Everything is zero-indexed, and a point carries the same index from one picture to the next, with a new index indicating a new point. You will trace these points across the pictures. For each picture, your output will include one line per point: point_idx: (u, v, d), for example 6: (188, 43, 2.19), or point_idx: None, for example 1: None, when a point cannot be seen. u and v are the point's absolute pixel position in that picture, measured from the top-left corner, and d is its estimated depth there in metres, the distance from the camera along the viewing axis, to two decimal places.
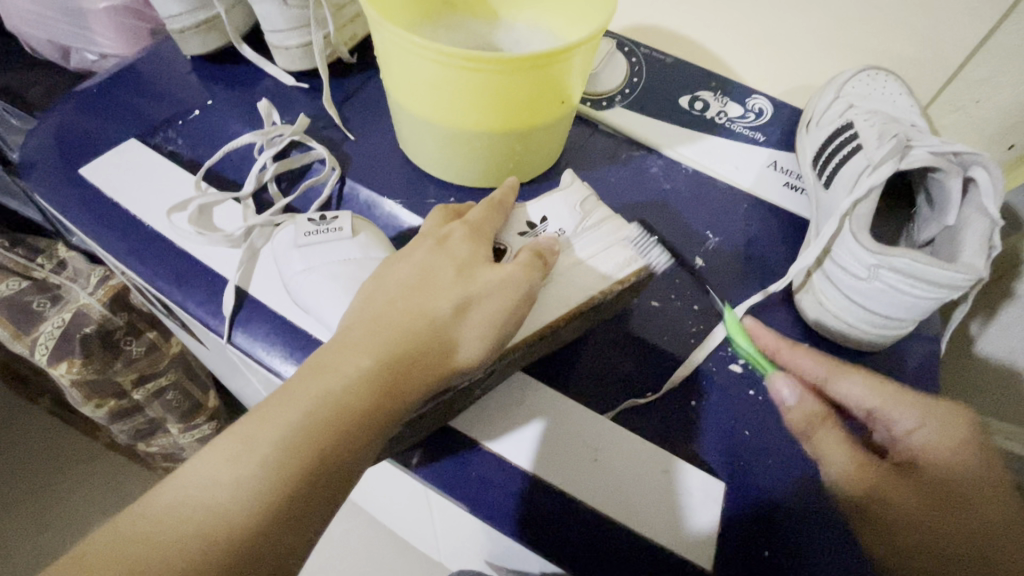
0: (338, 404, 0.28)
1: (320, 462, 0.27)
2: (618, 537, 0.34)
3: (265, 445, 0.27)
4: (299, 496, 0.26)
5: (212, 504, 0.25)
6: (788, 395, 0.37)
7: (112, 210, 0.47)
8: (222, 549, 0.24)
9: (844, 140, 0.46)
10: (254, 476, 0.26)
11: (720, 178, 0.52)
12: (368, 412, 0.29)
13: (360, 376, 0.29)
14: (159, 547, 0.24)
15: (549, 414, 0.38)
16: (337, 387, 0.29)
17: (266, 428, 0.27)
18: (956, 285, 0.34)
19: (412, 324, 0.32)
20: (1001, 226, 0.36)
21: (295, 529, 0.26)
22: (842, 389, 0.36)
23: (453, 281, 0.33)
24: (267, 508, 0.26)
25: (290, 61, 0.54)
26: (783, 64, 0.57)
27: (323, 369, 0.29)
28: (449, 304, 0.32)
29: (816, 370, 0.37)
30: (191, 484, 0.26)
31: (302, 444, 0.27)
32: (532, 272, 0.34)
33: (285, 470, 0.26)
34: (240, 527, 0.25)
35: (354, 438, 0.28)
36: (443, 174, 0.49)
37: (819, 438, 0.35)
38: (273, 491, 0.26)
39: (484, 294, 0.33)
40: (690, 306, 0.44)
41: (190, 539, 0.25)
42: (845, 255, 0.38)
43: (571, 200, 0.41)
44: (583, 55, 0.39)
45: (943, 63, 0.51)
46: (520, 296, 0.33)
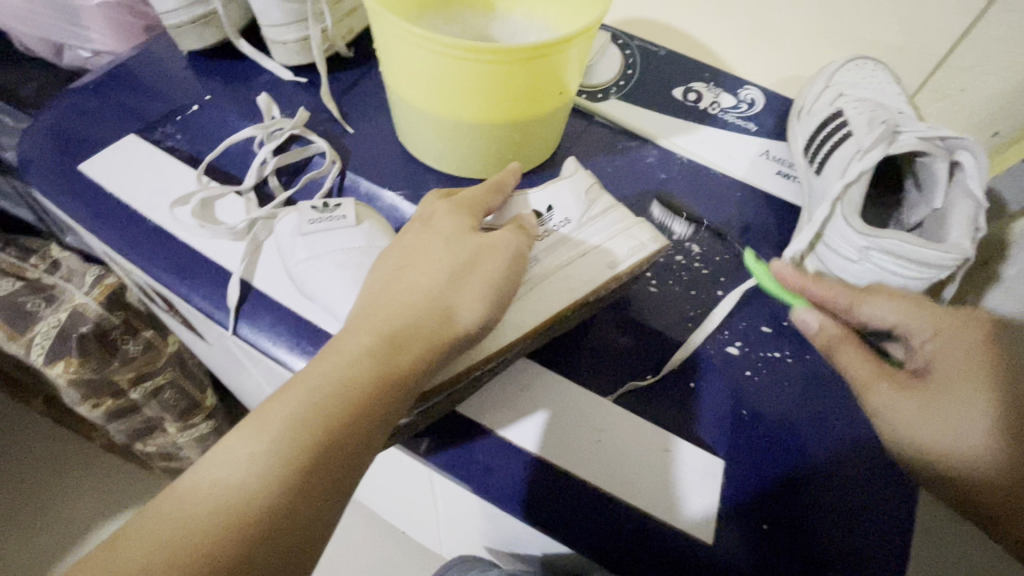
0: (344, 379, 0.29)
1: (334, 436, 0.28)
2: (623, 515, 0.35)
3: (277, 425, 0.27)
4: (317, 473, 0.27)
5: (232, 485, 0.26)
6: (815, 320, 0.38)
7: (113, 206, 0.47)
8: (245, 526, 0.25)
9: (835, 127, 0.47)
10: (271, 454, 0.26)
11: (714, 167, 0.53)
12: (378, 388, 0.29)
13: (367, 354, 0.30)
14: (175, 525, 0.25)
15: (553, 400, 0.39)
16: (342, 364, 0.30)
17: (280, 406, 0.28)
18: (944, 264, 0.35)
19: (411, 302, 0.32)
20: (985, 208, 0.37)
21: (315, 506, 0.27)
22: (871, 309, 0.37)
23: (446, 255, 0.34)
24: (285, 485, 0.26)
25: (287, 56, 0.55)
26: (774, 55, 0.58)
27: (328, 351, 0.30)
28: (449, 280, 0.33)
29: (840, 297, 0.38)
30: (209, 468, 0.27)
31: (316, 421, 0.28)
32: (520, 239, 0.36)
33: (299, 445, 0.27)
34: (261, 505, 0.25)
35: (371, 413, 0.29)
36: (444, 165, 0.50)
37: (844, 352, 0.37)
38: (290, 467, 0.26)
39: (483, 270, 0.34)
40: (687, 291, 0.45)
41: (213, 520, 0.25)
42: (837, 238, 0.39)
43: (578, 189, 0.41)
44: (581, 47, 0.40)
45: (929, 52, 0.52)
46: (510, 263, 0.35)
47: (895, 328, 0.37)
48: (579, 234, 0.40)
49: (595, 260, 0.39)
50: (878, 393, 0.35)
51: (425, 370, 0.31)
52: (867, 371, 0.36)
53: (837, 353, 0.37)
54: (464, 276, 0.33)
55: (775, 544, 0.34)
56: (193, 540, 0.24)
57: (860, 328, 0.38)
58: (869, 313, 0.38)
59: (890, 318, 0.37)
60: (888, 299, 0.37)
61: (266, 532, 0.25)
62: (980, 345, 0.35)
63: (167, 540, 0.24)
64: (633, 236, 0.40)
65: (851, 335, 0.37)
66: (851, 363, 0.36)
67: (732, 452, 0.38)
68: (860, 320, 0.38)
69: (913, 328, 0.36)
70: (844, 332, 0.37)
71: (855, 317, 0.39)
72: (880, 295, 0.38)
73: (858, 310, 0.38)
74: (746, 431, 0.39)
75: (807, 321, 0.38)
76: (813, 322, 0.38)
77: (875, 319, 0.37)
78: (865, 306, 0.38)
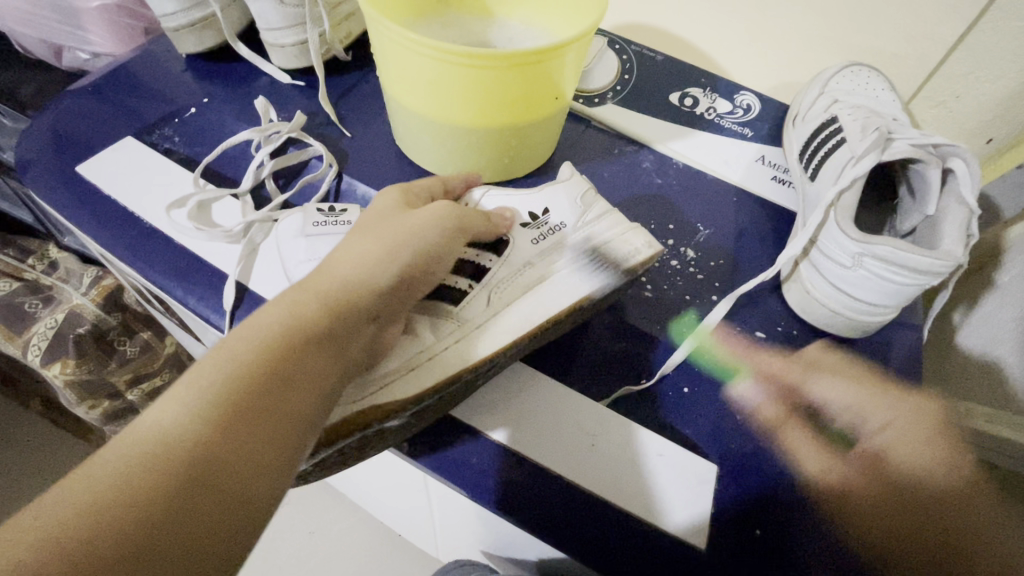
0: (286, 335, 0.28)
1: (279, 390, 0.26)
2: (617, 520, 0.35)
3: (215, 383, 0.25)
4: (270, 430, 0.25)
5: (168, 447, 0.23)
6: (754, 396, 0.41)
7: (110, 208, 0.47)
8: (188, 489, 0.22)
9: (829, 133, 0.47)
10: (212, 411, 0.24)
11: (710, 172, 0.53)
12: (323, 344, 0.29)
13: (306, 311, 0.29)
14: (105, 493, 0.21)
15: (548, 403, 0.39)
16: (282, 322, 0.28)
17: (222, 364, 0.26)
18: (935, 271, 0.35)
19: (352, 269, 0.32)
20: (978, 215, 0.37)
21: (268, 461, 0.25)
22: (820, 388, 0.41)
23: (387, 226, 0.34)
24: (230, 441, 0.24)
25: (285, 59, 0.55)
26: (771, 61, 0.59)
27: (265, 312, 0.29)
28: (385, 244, 0.33)
29: (790, 373, 0.42)
30: (137, 434, 0.23)
31: (258, 376, 0.26)
32: (459, 217, 0.37)
33: (241, 401, 0.25)
34: (205, 464, 0.23)
35: (318, 367, 0.28)
36: (440, 169, 0.50)
37: (788, 429, 0.39)
38: (234, 423, 0.24)
39: (412, 247, 0.33)
40: (682, 295, 0.45)
41: (148, 486, 0.22)
42: (830, 244, 0.39)
43: (573, 193, 0.42)
44: (576, 52, 0.40)
45: (923, 59, 0.53)
46: (448, 233, 0.35)
47: (853, 411, 0.40)
48: (572, 239, 0.41)
49: (590, 266, 0.39)
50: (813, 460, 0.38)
51: (359, 336, 0.31)
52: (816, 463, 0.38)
53: (783, 435, 0.39)
54: (396, 248, 0.33)
55: (766, 549, 0.35)
56: (132, 508, 0.21)
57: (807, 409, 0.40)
58: (819, 391, 0.41)
59: (841, 398, 0.41)
60: (807, 441, 0.39)
61: (219, 493, 0.23)
62: (871, 458, 0.38)
63: (97, 510, 0.21)
64: (627, 243, 0.40)
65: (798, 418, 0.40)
66: (798, 450, 0.38)
67: (727, 458, 0.38)
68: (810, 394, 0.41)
69: (869, 411, 0.40)
70: (751, 468, 0.36)
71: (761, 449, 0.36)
72: (830, 373, 0.42)
73: (809, 386, 0.41)
74: (741, 436, 0.39)
75: (747, 402, 0.40)
76: (751, 397, 0.41)
77: (824, 398, 0.41)
78: (816, 383, 0.41)
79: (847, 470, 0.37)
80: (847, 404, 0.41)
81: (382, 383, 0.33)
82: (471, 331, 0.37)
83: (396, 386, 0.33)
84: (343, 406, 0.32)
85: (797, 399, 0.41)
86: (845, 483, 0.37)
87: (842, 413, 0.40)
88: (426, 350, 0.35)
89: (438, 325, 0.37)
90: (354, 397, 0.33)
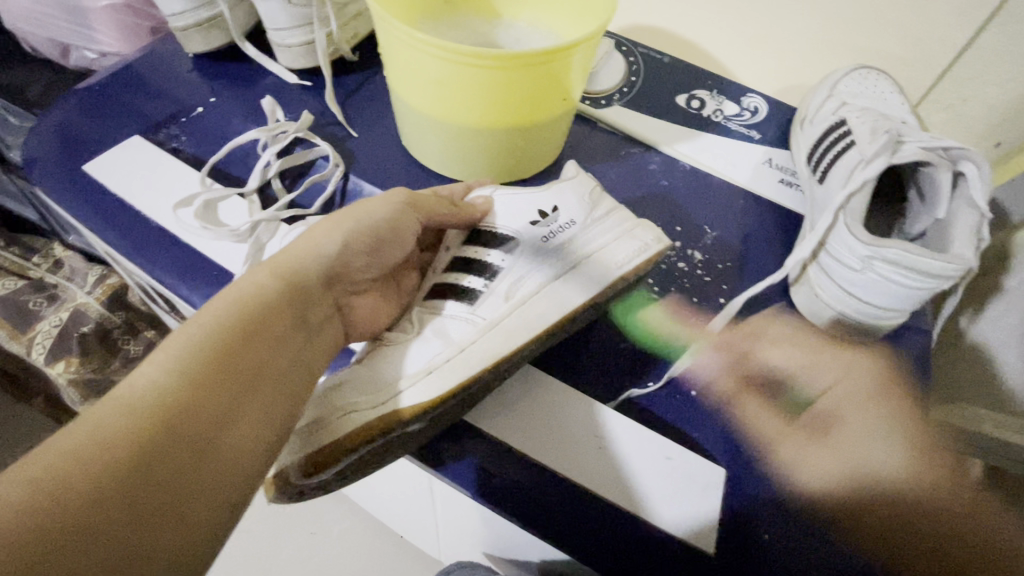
0: (251, 305, 0.30)
1: (247, 349, 0.28)
2: (624, 523, 0.35)
3: (188, 343, 0.27)
4: (236, 384, 0.27)
5: (148, 399, 0.24)
6: (709, 365, 0.42)
7: (117, 207, 0.47)
8: (172, 435, 0.24)
9: (838, 136, 0.47)
10: (189, 367, 0.26)
11: (717, 175, 0.53)
12: (284, 315, 0.31)
13: (268, 287, 0.31)
14: (82, 442, 0.23)
15: (557, 405, 0.39)
16: (248, 295, 0.30)
17: (186, 332, 0.27)
18: (947, 275, 0.35)
19: (307, 254, 0.33)
20: (989, 218, 0.37)
21: (242, 411, 0.27)
22: (765, 353, 0.43)
23: (337, 215, 0.35)
24: (207, 392, 0.26)
25: (292, 59, 0.55)
26: (778, 63, 0.59)
27: (228, 288, 0.30)
28: (336, 229, 0.34)
29: (741, 344, 0.44)
30: (118, 393, 0.25)
31: (228, 338, 0.28)
32: (420, 201, 0.37)
33: (213, 358, 0.27)
34: (185, 412, 0.25)
35: (277, 331, 0.30)
36: (446, 169, 0.50)
37: (746, 401, 0.41)
38: (208, 376, 0.26)
39: (357, 228, 0.35)
40: (689, 297, 0.45)
41: (136, 432, 0.23)
42: (839, 247, 0.39)
43: (581, 191, 0.40)
44: (584, 53, 0.40)
45: (932, 62, 0.52)
46: (402, 208, 0.36)
47: (799, 371, 0.43)
48: (581, 236, 0.38)
49: (601, 264, 0.37)
50: (796, 458, 0.38)
51: (318, 306, 0.33)
52: (772, 423, 0.40)
53: (739, 404, 0.41)
54: (339, 226, 0.34)
55: (774, 554, 0.35)
56: (108, 454, 0.23)
57: (763, 382, 0.42)
58: (770, 358, 0.43)
59: (787, 364, 0.43)
60: (784, 350, 0.43)
61: (193, 440, 0.24)
62: (879, 377, 0.43)
63: (74, 458, 0.22)
64: (636, 238, 0.38)
65: (754, 390, 0.41)
66: (753, 415, 0.40)
67: (734, 463, 0.38)
68: (760, 364, 0.43)
69: (811, 373, 0.42)
70: (739, 386, 0.41)
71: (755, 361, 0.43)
72: (775, 343, 0.44)
73: (761, 353, 0.43)
74: (749, 441, 0.39)
75: (700, 376, 0.42)
76: (711, 366, 0.42)
77: (774, 363, 0.43)
78: (768, 351, 0.43)
79: (793, 430, 0.40)
80: (798, 372, 0.43)
81: (400, 388, 0.33)
82: (485, 330, 0.35)
83: (416, 390, 0.32)
84: (365, 412, 0.32)
85: (749, 370, 0.43)
86: (803, 459, 0.38)
87: (784, 368, 0.43)
88: (445, 353, 0.34)
89: (455, 327, 0.35)
90: (374, 403, 0.32)
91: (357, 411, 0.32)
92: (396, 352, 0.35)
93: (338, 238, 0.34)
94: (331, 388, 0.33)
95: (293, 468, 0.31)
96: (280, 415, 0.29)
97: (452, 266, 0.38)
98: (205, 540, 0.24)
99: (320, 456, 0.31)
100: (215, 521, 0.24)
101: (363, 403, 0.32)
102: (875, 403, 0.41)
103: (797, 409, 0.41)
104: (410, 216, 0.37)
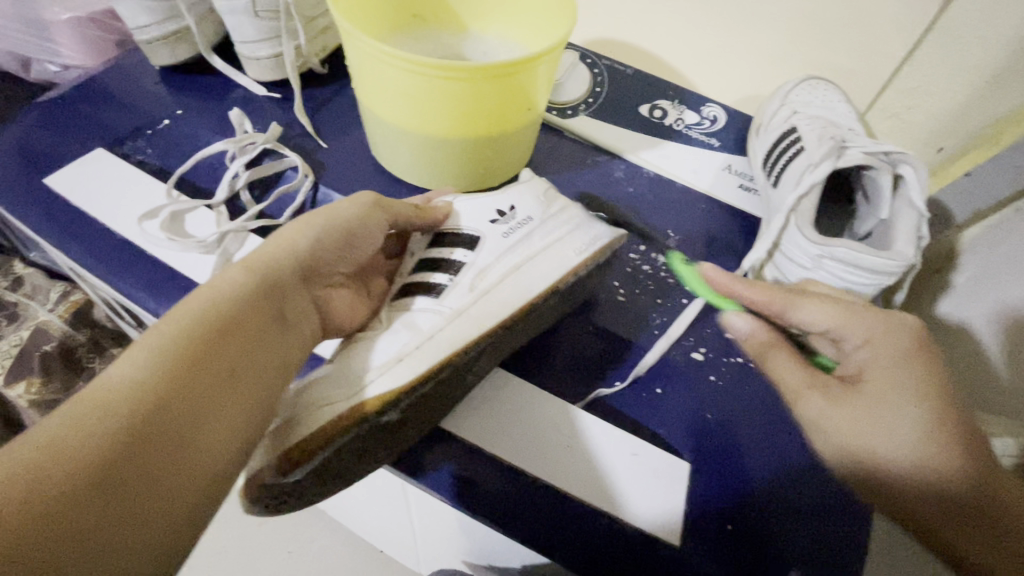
0: (222, 303, 0.30)
1: (220, 347, 0.28)
2: (592, 520, 0.36)
3: (163, 341, 0.27)
4: (211, 382, 0.27)
5: (122, 395, 0.24)
6: (742, 325, 0.41)
7: (81, 220, 0.47)
8: (146, 431, 0.24)
9: (789, 143, 0.50)
10: (162, 365, 0.26)
11: (679, 181, 0.55)
12: (255, 313, 0.31)
13: (239, 286, 0.31)
14: (50, 445, 0.22)
15: (526, 404, 0.40)
16: (219, 293, 0.30)
17: (157, 331, 0.27)
18: (890, 271, 0.37)
19: (274, 254, 0.33)
20: (927, 217, 0.40)
21: (217, 408, 0.27)
22: (803, 313, 0.38)
23: (301, 220, 0.35)
24: (182, 390, 0.26)
25: (260, 72, 0.55)
26: (734, 75, 0.62)
27: (200, 287, 0.30)
28: (300, 232, 0.34)
29: (772, 302, 0.39)
30: (91, 391, 0.25)
31: (202, 336, 0.28)
32: (385, 204, 0.38)
33: (186, 356, 0.27)
34: (159, 408, 0.25)
35: (250, 329, 0.30)
36: (415, 179, 0.50)
37: (773, 358, 0.39)
38: (181, 373, 0.26)
39: (323, 232, 0.35)
40: (653, 299, 0.47)
41: (110, 428, 0.24)
42: (792, 248, 0.41)
43: (536, 191, 0.41)
44: (547, 65, 0.41)
45: (876, 73, 0.56)
46: (368, 208, 0.37)
47: (832, 331, 0.37)
48: (538, 228, 0.39)
49: (559, 253, 0.38)
50: (806, 398, 0.37)
51: (293, 303, 0.33)
52: (800, 376, 0.38)
53: (766, 357, 0.40)
54: (309, 223, 0.35)
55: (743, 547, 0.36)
56: (76, 455, 0.22)
57: (798, 332, 0.38)
58: (802, 316, 0.38)
59: (821, 320, 0.37)
60: (819, 304, 0.37)
61: (163, 441, 0.24)
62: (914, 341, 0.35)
63: (42, 460, 0.22)
64: (591, 229, 0.39)
65: (782, 343, 0.40)
66: (779, 369, 0.39)
67: (699, 456, 0.39)
68: (792, 322, 0.39)
69: (844, 330, 0.36)
70: (773, 336, 0.40)
71: (791, 320, 0.39)
72: (812, 297, 0.38)
73: (791, 313, 0.38)
74: (714, 435, 0.40)
75: (736, 329, 0.41)
76: (742, 325, 0.41)
77: (805, 320, 0.38)
78: (798, 309, 0.38)
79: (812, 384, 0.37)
80: (834, 329, 0.37)
81: (368, 380, 0.33)
82: (452, 318, 0.35)
83: (385, 380, 0.33)
84: (337, 405, 0.32)
85: (787, 324, 0.40)
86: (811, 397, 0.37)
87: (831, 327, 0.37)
88: (414, 340, 0.34)
89: (424, 318, 0.36)
90: (346, 395, 0.32)
91: (330, 405, 0.32)
92: (366, 346, 0.35)
93: (304, 246, 0.34)
94: (304, 389, 0.34)
95: (268, 471, 0.31)
96: (255, 415, 0.29)
97: (420, 267, 0.39)
98: (173, 545, 0.24)
99: (294, 452, 0.31)
100: (185, 524, 0.24)
101: (335, 395, 0.32)
102: (915, 365, 0.35)
103: (823, 370, 0.38)
104: (375, 222, 0.37)
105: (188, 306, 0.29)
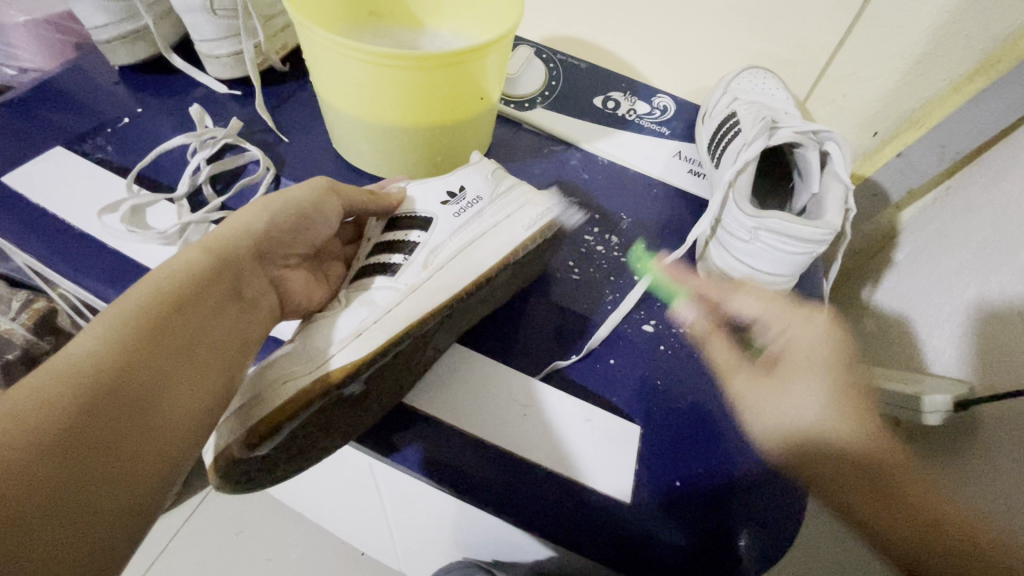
0: (181, 281, 0.31)
1: (182, 321, 0.29)
2: (553, 485, 0.37)
3: (126, 316, 0.28)
4: (172, 354, 0.28)
5: (87, 363, 0.26)
6: (689, 314, 0.47)
7: (41, 217, 0.47)
8: (111, 399, 0.25)
9: (729, 127, 0.52)
10: (127, 336, 0.27)
11: (632, 167, 0.57)
12: (211, 291, 0.32)
13: (196, 265, 0.32)
14: (19, 405, 0.23)
15: (486, 378, 0.42)
16: (180, 271, 0.31)
17: (117, 307, 0.28)
18: (817, 239, 0.39)
19: (231, 235, 0.34)
20: (852, 189, 0.43)
21: (179, 379, 0.28)
22: (736, 303, 0.46)
23: (255, 204, 0.36)
24: (146, 360, 0.27)
25: (221, 70, 0.56)
26: (683, 67, 0.65)
27: (159, 267, 0.31)
28: (256, 214, 0.36)
29: (714, 292, 0.47)
30: (55, 360, 0.26)
31: (165, 311, 0.29)
32: (340, 187, 0.39)
33: (149, 328, 0.28)
34: (124, 376, 0.26)
35: (206, 305, 0.31)
36: (374, 169, 0.52)
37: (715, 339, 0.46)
38: (145, 344, 0.28)
39: (279, 214, 0.36)
40: (607, 276, 0.49)
41: (77, 392, 0.25)
42: (731, 221, 0.43)
43: (484, 172, 0.42)
44: (495, 54, 0.43)
45: (813, 63, 0.59)
46: (322, 190, 0.38)
47: (758, 321, 0.45)
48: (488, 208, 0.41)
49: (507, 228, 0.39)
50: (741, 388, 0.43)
51: (250, 281, 0.35)
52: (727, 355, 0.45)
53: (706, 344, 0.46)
54: (264, 206, 0.36)
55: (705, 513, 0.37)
56: (38, 416, 0.23)
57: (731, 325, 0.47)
58: (738, 306, 0.46)
59: (752, 310, 0.45)
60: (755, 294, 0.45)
61: (125, 406, 0.26)
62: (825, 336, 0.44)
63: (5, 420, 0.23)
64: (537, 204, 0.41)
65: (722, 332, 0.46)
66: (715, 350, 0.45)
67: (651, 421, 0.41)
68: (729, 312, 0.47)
69: (770, 322, 0.45)
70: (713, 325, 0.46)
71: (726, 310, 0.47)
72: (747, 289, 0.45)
73: (728, 303, 0.46)
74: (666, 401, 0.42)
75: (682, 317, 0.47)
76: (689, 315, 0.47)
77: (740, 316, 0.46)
78: (736, 299, 0.46)
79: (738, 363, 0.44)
80: (763, 320, 0.45)
81: (330, 355, 0.34)
82: (408, 293, 0.37)
83: (346, 353, 0.34)
84: (300, 379, 0.33)
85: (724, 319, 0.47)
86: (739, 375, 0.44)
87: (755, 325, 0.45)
88: (371, 317, 0.36)
89: (381, 295, 0.37)
90: (309, 369, 0.33)
91: (293, 379, 0.33)
92: (326, 324, 0.36)
93: (262, 228, 0.35)
94: (264, 367, 0.34)
95: (235, 445, 0.32)
96: (215, 387, 0.30)
97: (376, 249, 0.40)
98: (138, 503, 0.25)
99: (261, 426, 0.32)
100: (150, 485, 0.26)
101: (298, 371, 0.33)
102: (831, 375, 0.42)
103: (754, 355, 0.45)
104: (331, 204, 0.38)
105: (149, 282, 0.30)
